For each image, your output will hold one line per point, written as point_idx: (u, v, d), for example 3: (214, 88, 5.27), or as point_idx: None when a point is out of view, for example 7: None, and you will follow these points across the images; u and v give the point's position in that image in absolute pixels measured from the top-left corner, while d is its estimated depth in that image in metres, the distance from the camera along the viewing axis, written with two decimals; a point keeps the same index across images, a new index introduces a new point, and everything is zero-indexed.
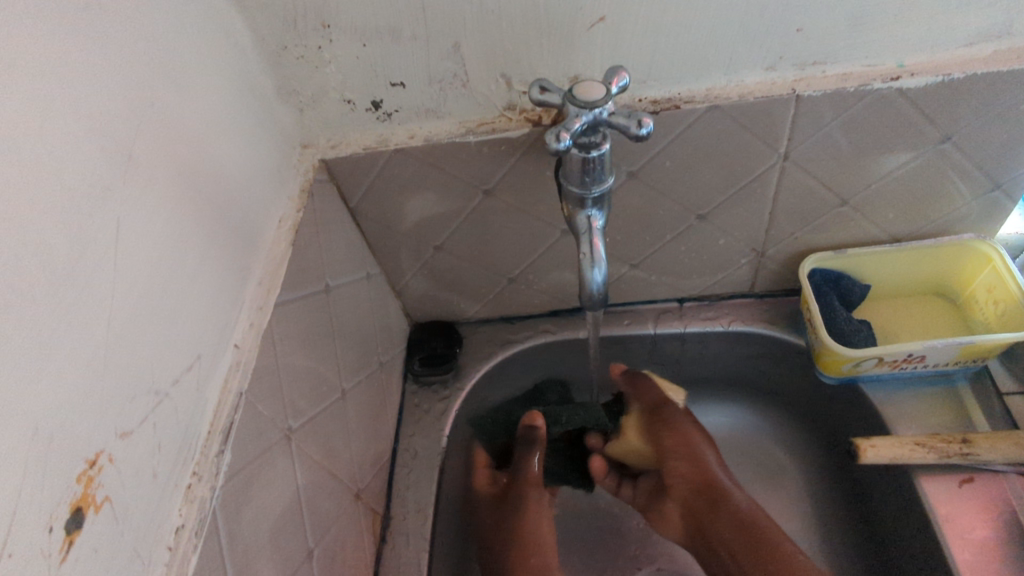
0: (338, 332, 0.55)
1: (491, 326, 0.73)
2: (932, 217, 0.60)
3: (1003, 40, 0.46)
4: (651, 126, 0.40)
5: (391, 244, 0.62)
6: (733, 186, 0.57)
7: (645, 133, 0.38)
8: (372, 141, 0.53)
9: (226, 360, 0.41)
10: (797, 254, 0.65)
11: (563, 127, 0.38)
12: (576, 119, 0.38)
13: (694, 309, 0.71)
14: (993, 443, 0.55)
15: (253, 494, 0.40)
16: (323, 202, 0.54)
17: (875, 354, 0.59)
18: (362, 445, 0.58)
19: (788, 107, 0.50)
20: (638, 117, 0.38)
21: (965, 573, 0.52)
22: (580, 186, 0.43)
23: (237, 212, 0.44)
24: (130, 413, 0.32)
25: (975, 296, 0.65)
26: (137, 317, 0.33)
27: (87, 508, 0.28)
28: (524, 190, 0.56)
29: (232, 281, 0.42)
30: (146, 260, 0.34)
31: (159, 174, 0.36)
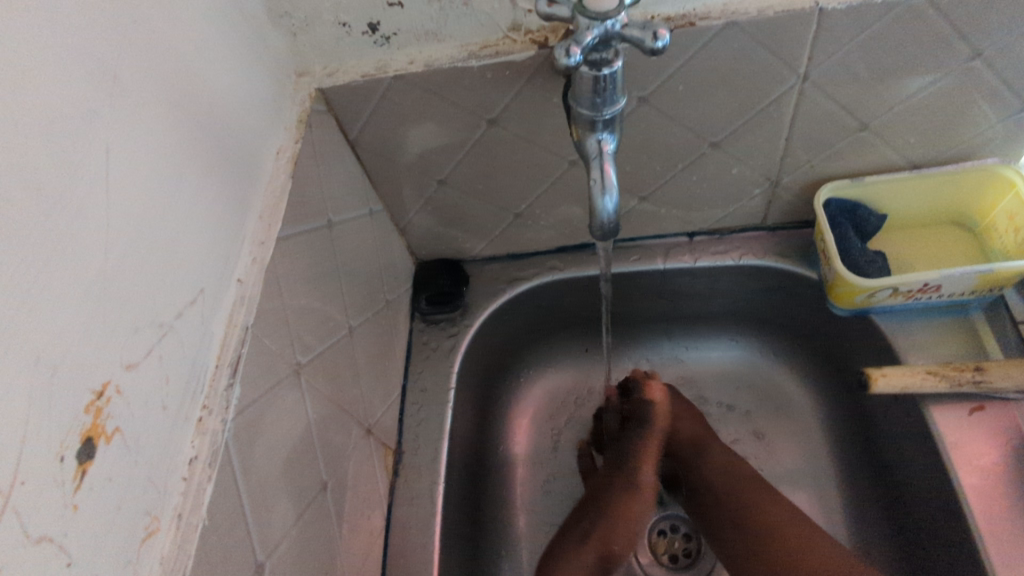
0: (343, 270, 0.54)
1: (498, 263, 0.72)
2: (955, 142, 0.58)
3: None
4: (667, 41, 0.38)
5: (393, 179, 0.60)
6: (749, 111, 0.55)
7: (661, 46, 0.36)
8: (370, 68, 0.50)
9: (230, 294, 0.40)
10: (813, 183, 0.63)
11: (573, 42, 0.36)
12: (587, 32, 0.36)
13: (705, 243, 0.70)
14: (1007, 370, 0.54)
15: (264, 427, 0.40)
16: (323, 134, 0.52)
17: (889, 284, 0.57)
18: (372, 383, 0.58)
19: (810, 22, 0.47)
20: (654, 29, 0.36)
21: (971, 497, 0.53)
22: (591, 109, 0.41)
23: (234, 141, 0.42)
24: (135, 345, 0.31)
25: (995, 225, 0.63)
26: (135, 249, 0.32)
27: (98, 438, 0.28)
28: (530, 119, 0.54)
29: (232, 214, 0.41)
30: (139, 189, 0.33)
31: (147, 99, 0.34)
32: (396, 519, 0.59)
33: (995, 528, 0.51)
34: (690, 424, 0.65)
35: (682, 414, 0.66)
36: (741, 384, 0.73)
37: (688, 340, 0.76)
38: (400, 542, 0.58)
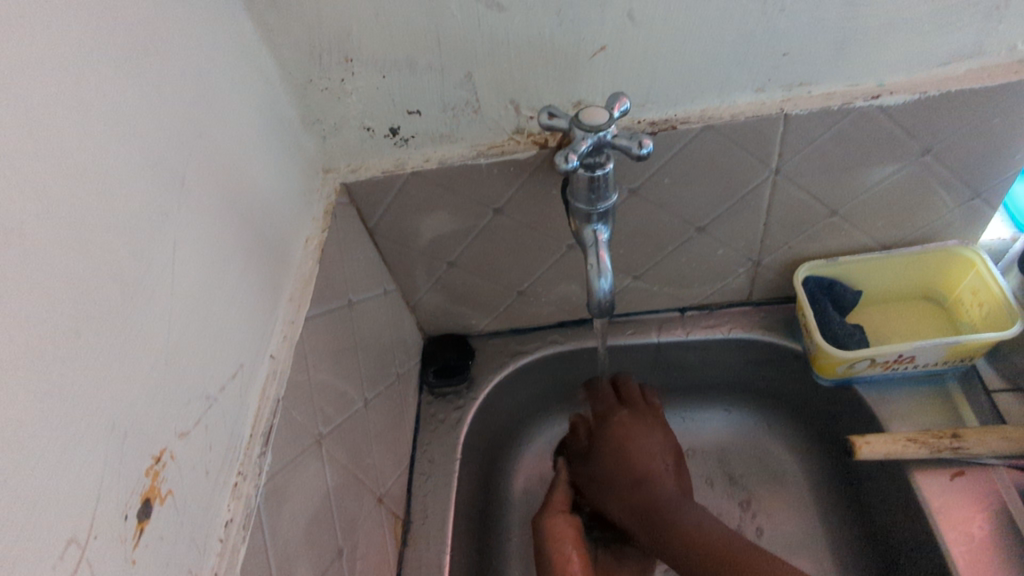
0: (360, 345, 0.58)
1: (502, 338, 0.77)
2: (917, 225, 0.64)
3: (974, 60, 0.51)
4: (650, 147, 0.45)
5: (406, 261, 0.66)
6: (729, 200, 0.61)
7: (644, 153, 0.43)
8: (390, 166, 0.57)
9: (264, 369, 0.44)
10: (791, 262, 0.69)
11: (571, 149, 0.42)
12: (583, 141, 0.42)
13: (695, 317, 0.75)
14: (982, 437, 0.58)
15: (291, 494, 0.43)
16: (345, 223, 0.58)
17: (866, 355, 0.62)
18: (383, 453, 0.61)
19: (777, 126, 0.54)
20: (639, 139, 0.43)
21: (961, 564, 0.55)
22: (586, 203, 0.47)
23: (270, 231, 0.47)
24: (186, 414, 0.35)
25: (961, 299, 0.68)
26: (191, 329, 0.36)
27: (154, 499, 0.32)
28: (532, 208, 0.60)
29: (267, 296, 0.46)
30: (195, 276, 0.37)
31: (204, 200, 0.39)
32: None
33: None
34: (648, 437, 0.67)
35: (652, 446, 0.66)
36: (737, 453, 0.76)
37: (683, 409, 0.79)
38: None
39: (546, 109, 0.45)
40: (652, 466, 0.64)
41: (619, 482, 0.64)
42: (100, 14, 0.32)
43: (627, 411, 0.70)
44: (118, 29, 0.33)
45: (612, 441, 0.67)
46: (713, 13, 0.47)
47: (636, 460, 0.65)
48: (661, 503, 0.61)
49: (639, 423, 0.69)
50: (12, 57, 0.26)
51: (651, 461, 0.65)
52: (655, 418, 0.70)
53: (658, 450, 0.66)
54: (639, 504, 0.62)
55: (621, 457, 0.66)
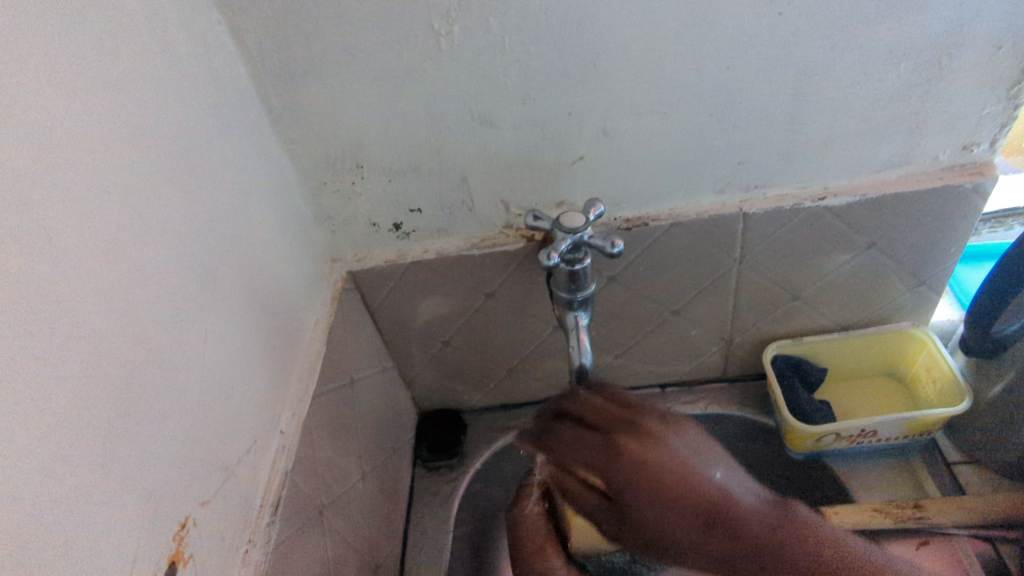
0: (359, 420, 0.62)
1: (493, 413, 0.81)
2: (872, 309, 0.71)
3: (904, 168, 0.59)
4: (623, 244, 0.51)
5: (404, 341, 0.71)
6: (699, 286, 0.67)
7: (618, 252, 0.49)
8: (391, 255, 0.63)
9: (274, 443, 0.48)
10: (761, 342, 0.74)
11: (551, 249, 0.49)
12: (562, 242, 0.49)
13: (675, 393, 0.79)
14: (941, 507, 0.62)
15: (293, 562, 0.47)
16: (350, 307, 0.63)
17: (831, 430, 0.66)
18: (379, 525, 0.64)
19: (737, 222, 0.61)
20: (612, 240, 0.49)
21: None
22: (568, 291, 0.53)
23: (283, 317, 0.53)
24: (206, 487, 0.39)
25: (918, 376, 0.73)
26: (213, 408, 0.41)
27: (178, 563, 0.35)
28: (521, 293, 0.66)
29: (280, 375, 0.51)
30: (220, 360, 0.43)
31: (229, 292, 0.45)
32: None
33: None
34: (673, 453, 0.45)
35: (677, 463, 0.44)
36: None
37: None
38: None
39: (534, 210, 0.51)
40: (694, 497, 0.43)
41: (662, 504, 0.43)
42: (157, 144, 0.39)
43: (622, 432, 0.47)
44: (169, 154, 0.40)
45: (634, 478, 0.44)
46: (675, 131, 0.55)
47: (664, 474, 0.43)
48: (788, 532, 0.42)
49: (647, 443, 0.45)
50: (94, 186, 0.33)
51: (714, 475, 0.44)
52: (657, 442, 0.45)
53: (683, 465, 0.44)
54: (680, 508, 0.43)
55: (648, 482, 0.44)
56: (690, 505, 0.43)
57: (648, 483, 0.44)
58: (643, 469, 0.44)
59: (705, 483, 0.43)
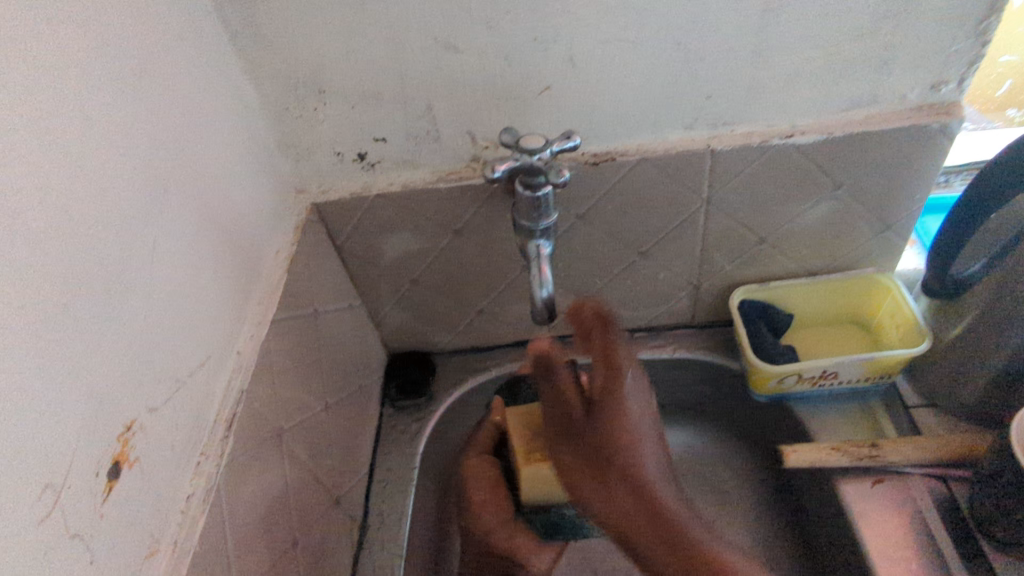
0: (323, 352, 0.62)
1: (462, 356, 0.81)
2: (838, 254, 0.71)
3: (873, 106, 0.58)
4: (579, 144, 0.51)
5: (371, 278, 0.70)
6: (666, 227, 0.67)
7: (563, 182, 0.49)
8: (357, 187, 0.62)
9: (231, 362, 0.48)
10: (728, 287, 0.75)
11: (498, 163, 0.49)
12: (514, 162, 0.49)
13: (644, 339, 0.80)
14: (898, 446, 0.64)
15: (250, 477, 0.47)
16: (314, 239, 0.63)
17: (793, 370, 0.67)
18: (343, 458, 0.65)
19: (704, 160, 0.60)
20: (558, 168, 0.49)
21: (881, 567, 0.59)
22: (529, 220, 0.52)
23: (244, 242, 0.52)
24: (156, 392, 0.39)
25: (882, 324, 0.74)
26: (165, 320, 0.41)
27: (123, 462, 0.35)
28: (489, 230, 0.65)
29: (238, 297, 0.50)
30: (172, 270, 0.42)
31: (182, 206, 0.44)
32: None
33: None
34: (635, 398, 0.48)
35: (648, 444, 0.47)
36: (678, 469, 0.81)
37: None
38: None
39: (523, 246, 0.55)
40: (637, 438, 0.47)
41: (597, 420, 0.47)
42: (100, 39, 0.37)
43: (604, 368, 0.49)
44: (115, 52, 0.38)
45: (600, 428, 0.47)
46: (642, 60, 0.54)
47: (609, 424, 0.47)
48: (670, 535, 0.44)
49: (636, 383, 0.49)
50: (27, 73, 0.31)
51: (635, 419, 0.47)
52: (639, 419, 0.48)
53: (646, 410, 0.49)
54: (587, 456, 0.46)
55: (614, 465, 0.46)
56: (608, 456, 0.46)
57: (606, 441, 0.46)
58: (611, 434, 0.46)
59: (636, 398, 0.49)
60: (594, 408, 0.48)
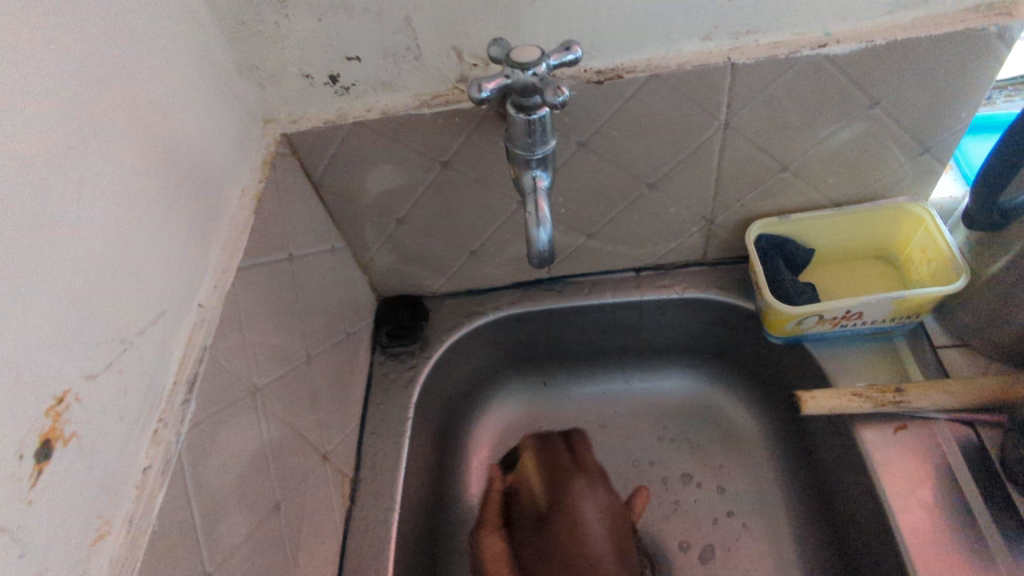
0: (303, 299, 0.57)
1: (457, 299, 0.76)
2: (869, 183, 0.64)
3: (924, 8, 0.50)
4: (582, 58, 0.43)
5: (354, 217, 0.64)
6: (679, 155, 0.60)
7: (560, 102, 0.41)
8: (332, 115, 0.55)
9: (191, 317, 0.43)
10: (744, 220, 0.69)
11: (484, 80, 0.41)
12: (503, 78, 0.41)
13: (651, 278, 0.75)
14: (925, 391, 0.59)
15: (219, 443, 0.43)
16: (287, 175, 0.56)
17: (814, 311, 0.62)
18: (330, 411, 0.61)
19: (724, 75, 0.53)
20: (555, 86, 0.41)
21: (900, 517, 0.56)
22: (525, 149, 0.46)
23: (201, 180, 0.46)
24: (95, 356, 0.34)
25: (911, 258, 0.68)
26: (102, 272, 0.35)
27: (56, 439, 0.31)
28: (481, 162, 0.58)
29: (198, 244, 0.45)
30: (108, 215, 0.36)
31: (118, 137, 0.37)
32: (351, 546, 0.60)
33: (917, 534, 0.55)
34: (588, 504, 0.53)
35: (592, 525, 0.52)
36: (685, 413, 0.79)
37: (643, 373, 0.81)
38: (354, 567, 0.59)
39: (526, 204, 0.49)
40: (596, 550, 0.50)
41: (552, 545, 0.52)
42: None
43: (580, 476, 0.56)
44: None
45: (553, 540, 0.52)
46: None
47: (552, 537, 0.52)
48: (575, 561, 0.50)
49: (587, 495, 0.54)
50: None
51: (592, 530, 0.51)
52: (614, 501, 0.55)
53: (604, 513, 0.53)
54: (545, 541, 0.53)
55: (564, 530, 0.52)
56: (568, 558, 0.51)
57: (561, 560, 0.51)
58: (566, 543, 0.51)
59: (592, 516, 0.52)
60: (546, 488, 0.56)
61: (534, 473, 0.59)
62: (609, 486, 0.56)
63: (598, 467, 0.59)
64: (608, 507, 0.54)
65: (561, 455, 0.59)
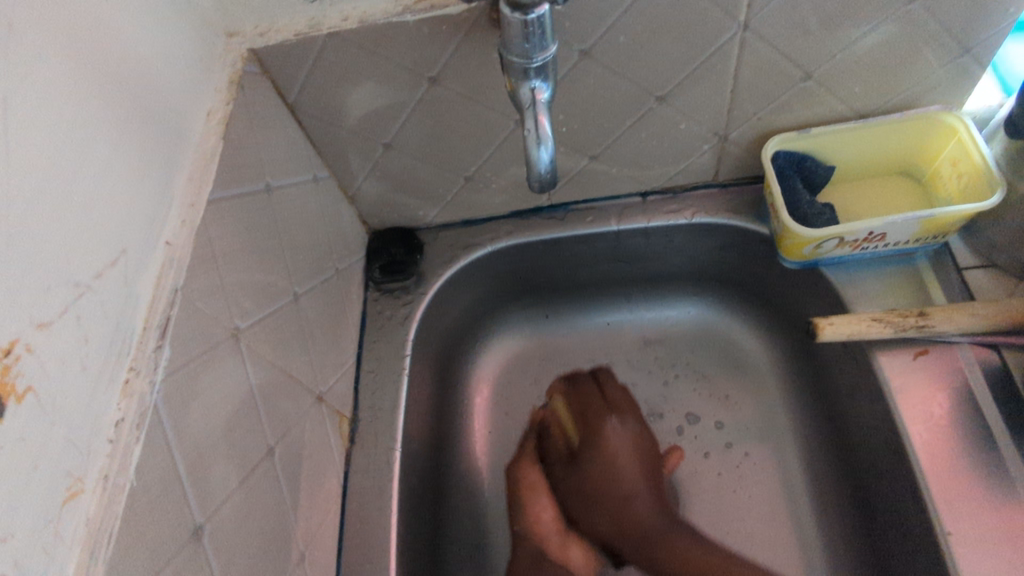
0: (285, 234, 0.53)
1: (452, 230, 0.72)
2: (900, 90, 0.58)
3: None
4: None
5: (337, 143, 0.59)
6: (692, 63, 0.54)
7: None
8: (303, 26, 0.48)
9: (157, 257, 0.39)
10: (760, 136, 0.63)
11: None
12: None
13: (658, 202, 0.70)
14: (949, 314, 0.55)
15: (200, 391, 0.40)
16: (257, 96, 0.50)
17: (835, 233, 0.58)
18: (322, 350, 0.58)
19: None
20: None
21: (919, 448, 0.54)
22: (522, 56, 0.40)
23: (158, 102, 0.40)
24: (46, 303, 0.30)
25: (940, 172, 0.64)
26: (42, 209, 0.30)
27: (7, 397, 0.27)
28: (473, 76, 0.53)
29: (158, 175, 0.40)
30: (45, 143, 0.31)
31: (48, 46, 0.32)
32: (352, 486, 0.59)
33: (936, 467, 0.53)
34: (619, 433, 0.59)
35: (623, 445, 0.59)
36: (692, 342, 0.77)
37: (649, 302, 0.78)
38: (357, 506, 0.58)
39: (524, 121, 0.44)
40: (631, 479, 0.57)
41: (577, 484, 0.59)
42: None
43: (611, 414, 0.61)
44: None
45: (586, 480, 0.59)
46: None
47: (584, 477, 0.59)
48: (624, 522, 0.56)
49: (619, 426, 0.60)
50: None
51: (624, 460, 0.58)
52: (625, 408, 0.62)
53: (631, 436, 0.59)
54: (601, 511, 0.58)
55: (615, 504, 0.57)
56: (602, 500, 0.57)
57: (586, 493, 0.59)
58: (593, 471, 0.58)
59: (622, 448, 0.59)
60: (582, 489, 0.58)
61: (566, 414, 0.64)
62: (637, 416, 0.62)
63: (621, 393, 0.64)
64: (637, 435, 0.60)
65: (593, 397, 0.63)
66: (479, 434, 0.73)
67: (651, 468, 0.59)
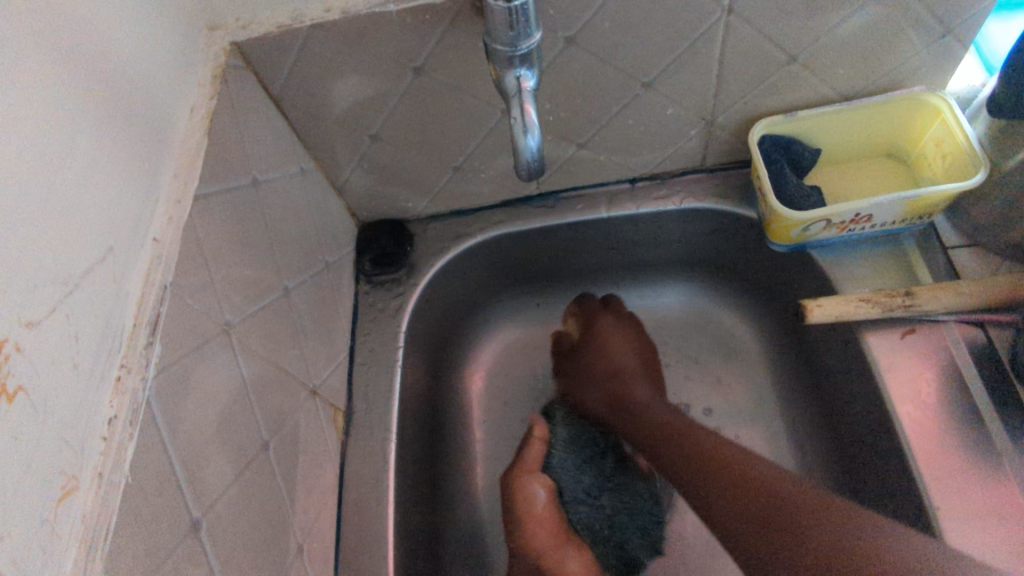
0: (274, 227, 0.53)
1: (441, 221, 0.72)
2: (884, 72, 0.59)
3: None
4: None
5: (324, 135, 0.59)
6: (679, 48, 0.54)
7: None
8: (286, 18, 0.48)
9: (145, 254, 0.39)
10: (747, 120, 0.63)
11: None
12: None
13: (647, 188, 0.70)
14: (935, 293, 0.56)
15: (192, 386, 0.40)
16: (241, 90, 0.50)
17: (822, 215, 0.58)
18: (314, 343, 0.58)
19: None
20: None
21: (908, 427, 0.55)
22: (507, 44, 0.40)
23: (140, 96, 0.40)
24: (35, 302, 0.30)
25: (925, 153, 0.64)
26: (26, 207, 0.30)
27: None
28: (459, 66, 0.52)
29: (143, 170, 0.40)
30: (28, 140, 0.31)
31: (26, 41, 0.31)
32: (349, 478, 0.59)
33: (924, 445, 0.54)
34: (619, 337, 0.70)
35: (626, 352, 0.69)
36: (682, 326, 0.77)
37: (639, 288, 0.79)
38: (354, 497, 0.58)
39: (511, 110, 0.44)
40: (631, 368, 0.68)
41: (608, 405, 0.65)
42: None
43: (607, 316, 0.72)
44: None
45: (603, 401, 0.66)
46: None
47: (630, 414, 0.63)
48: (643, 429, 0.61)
49: (617, 330, 0.71)
50: None
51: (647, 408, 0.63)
52: (630, 330, 0.72)
53: (629, 346, 0.70)
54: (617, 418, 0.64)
55: (615, 406, 0.65)
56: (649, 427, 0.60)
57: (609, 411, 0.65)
58: (596, 362, 0.69)
59: (629, 359, 0.68)
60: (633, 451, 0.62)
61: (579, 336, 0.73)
62: (636, 329, 0.72)
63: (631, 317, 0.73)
64: (634, 342, 0.70)
65: (592, 306, 0.73)
66: (474, 423, 0.74)
67: (646, 367, 0.69)
